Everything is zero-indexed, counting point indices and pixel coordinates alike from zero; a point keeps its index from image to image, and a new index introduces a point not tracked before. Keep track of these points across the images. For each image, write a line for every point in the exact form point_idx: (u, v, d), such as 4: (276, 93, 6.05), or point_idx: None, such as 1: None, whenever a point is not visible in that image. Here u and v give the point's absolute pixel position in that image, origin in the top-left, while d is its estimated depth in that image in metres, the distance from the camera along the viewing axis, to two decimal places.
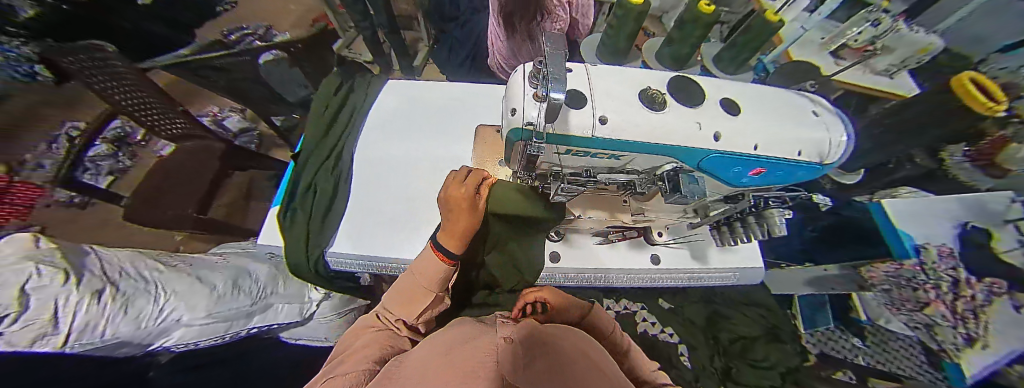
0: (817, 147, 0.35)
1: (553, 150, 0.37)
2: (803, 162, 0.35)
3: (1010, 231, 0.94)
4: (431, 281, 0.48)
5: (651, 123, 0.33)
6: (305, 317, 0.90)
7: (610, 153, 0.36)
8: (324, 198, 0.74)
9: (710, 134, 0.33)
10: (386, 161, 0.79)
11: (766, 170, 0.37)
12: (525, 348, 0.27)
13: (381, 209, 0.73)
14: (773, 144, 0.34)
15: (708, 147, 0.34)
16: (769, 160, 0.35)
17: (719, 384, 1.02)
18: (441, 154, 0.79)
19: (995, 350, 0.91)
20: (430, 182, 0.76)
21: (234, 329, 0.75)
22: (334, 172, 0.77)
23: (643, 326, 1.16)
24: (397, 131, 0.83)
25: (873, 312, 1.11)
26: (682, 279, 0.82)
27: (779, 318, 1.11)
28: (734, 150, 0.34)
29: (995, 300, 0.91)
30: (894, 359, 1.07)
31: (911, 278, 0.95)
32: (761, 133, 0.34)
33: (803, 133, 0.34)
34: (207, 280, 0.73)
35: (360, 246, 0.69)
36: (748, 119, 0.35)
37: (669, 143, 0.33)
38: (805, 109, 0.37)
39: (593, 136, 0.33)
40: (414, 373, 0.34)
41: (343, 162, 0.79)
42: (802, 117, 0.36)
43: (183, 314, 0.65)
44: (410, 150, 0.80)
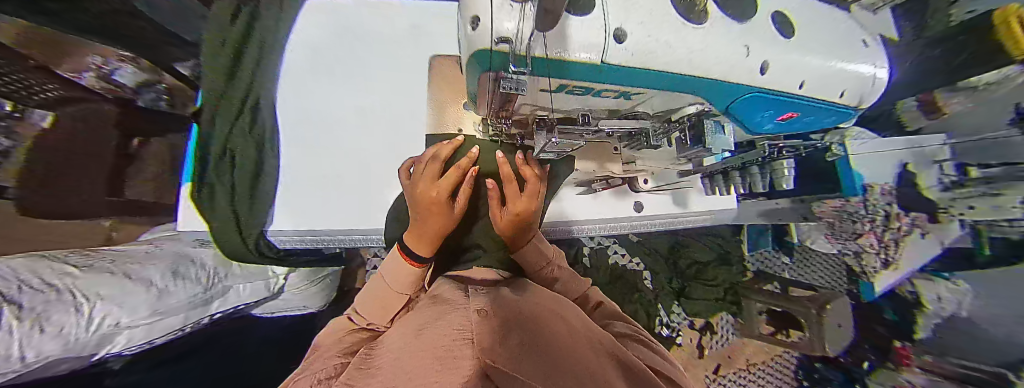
0: (859, 87, 0.30)
1: (541, 86, 0.27)
2: (842, 106, 0.31)
3: (934, 171, 1.00)
4: (405, 281, 0.49)
5: (691, 50, 0.24)
6: (274, 291, 0.85)
7: (620, 91, 0.28)
8: (249, 170, 0.62)
9: (758, 64, 0.26)
10: (326, 122, 0.68)
11: (796, 115, 0.32)
12: (504, 327, 0.27)
13: (328, 179, 0.67)
14: (822, 80, 0.28)
15: (751, 82, 0.26)
16: (807, 102, 0.29)
17: (673, 298, 1.21)
18: (391, 110, 0.69)
19: (903, 269, 1.06)
20: (382, 145, 0.68)
21: (192, 319, 0.68)
22: (255, 135, 0.63)
23: (614, 258, 1.24)
24: (335, 82, 0.69)
25: (804, 235, 1.16)
26: (667, 222, 0.84)
27: (730, 245, 1.26)
28: (778, 88, 0.27)
29: (914, 232, 1.04)
30: (811, 270, 1.30)
31: (856, 213, 0.93)
32: (815, 65, 0.27)
33: (853, 68, 0.29)
34: (138, 277, 0.59)
35: (304, 223, 0.66)
36: (800, 46, 0.27)
37: (704, 75, 0.25)
38: (856, 36, 0.31)
39: (603, 63, 0.23)
40: (389, 360, 0.30)
41: (265, 122, 0.64)
42: (854, 45, 0.30)
43: (121, 318, 0.53)
44: (356, 108, 0.69)
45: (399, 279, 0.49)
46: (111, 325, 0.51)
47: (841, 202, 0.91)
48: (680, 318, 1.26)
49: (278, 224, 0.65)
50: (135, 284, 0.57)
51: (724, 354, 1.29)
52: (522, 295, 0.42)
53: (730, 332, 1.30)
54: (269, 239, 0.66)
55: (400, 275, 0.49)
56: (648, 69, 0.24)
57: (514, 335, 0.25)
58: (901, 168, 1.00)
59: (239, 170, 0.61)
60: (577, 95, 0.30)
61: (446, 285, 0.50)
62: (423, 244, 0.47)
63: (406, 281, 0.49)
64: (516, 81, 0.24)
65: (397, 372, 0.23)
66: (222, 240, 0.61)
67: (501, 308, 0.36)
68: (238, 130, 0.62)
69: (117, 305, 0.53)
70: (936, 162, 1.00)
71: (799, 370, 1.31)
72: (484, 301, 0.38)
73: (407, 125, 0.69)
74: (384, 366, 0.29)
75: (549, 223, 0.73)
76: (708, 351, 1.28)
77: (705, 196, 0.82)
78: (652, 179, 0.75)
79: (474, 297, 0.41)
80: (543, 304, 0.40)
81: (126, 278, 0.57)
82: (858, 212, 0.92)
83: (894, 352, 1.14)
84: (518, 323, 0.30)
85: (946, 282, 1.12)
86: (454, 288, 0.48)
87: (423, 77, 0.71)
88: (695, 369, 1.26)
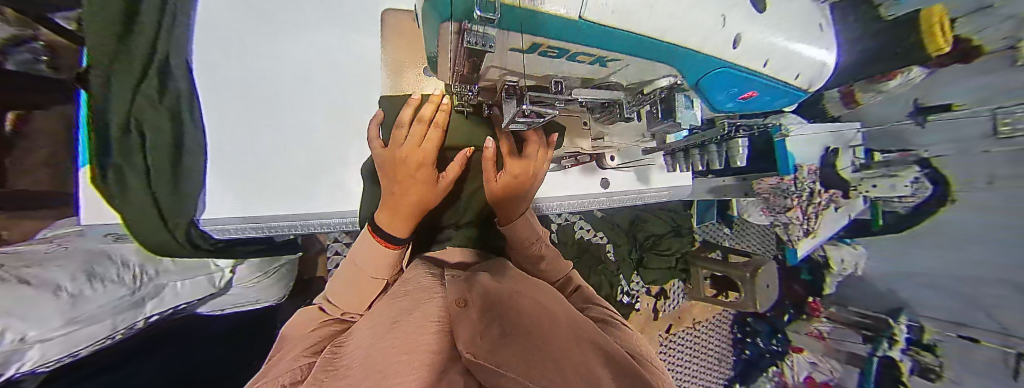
0: (812, 70, 0.28)
1: (508, 46, 0.19)
2: (796, 87, 0.30)
3: (849, 154, 1.14)
4: (382, 265, 0.47)
5: (672, 11, 0.16)
6: (221, 286, 0.77)
7: (596, 57, 0.22)
8: (164, 150, 0.51)
9: (732, 37, 0.20)
10: (255, 92, 0.60)
11: (755, 95, 0.29)
12: (500, 333, 0.27)
13: (266, 157, 0.61)
14: (784, 60, 0.25)
15: (722, 57, 0.21)
16: (769, 82, 0.27)
17: (633, 268, 1.31)
18: (332, 79, 0.64)
19: (818, 236, 1.18)
20: (324, 118, 0.64)
21: (122, 325, 0.59)
22: (168, 107, 0.51)
23: (580, 233, 1.28)
24: (261, 42, 0.60)
25: (742, 209, 1.33)
26: (628, 199, 0.89)
27: (681, 218, 1.38)
28: (747, 64, 0.23)
29: (830, 206, 1.15)
30: (745, 238, 1.51)
31: (786, 190, 1.05)
32: (780, 41, 0.23)
33: (809, 51, 0.26)
34: (40, 282, 0.45)
35: (242, 211, 0.60)
36: (770, 21, 0.22)
37: (684, 47, 0.19)
38: (814, 19, 0.27)
39: (579, 20, 0.14)
40: (358, 360, 0.29)
41: (180, 90, 0.53)
42: (811, 22, 0.26)
43: (28, 331, 0.41)
44: (291, 76, 0.62)
45: (374, 264, 0.46)
46: (16, 340, 0.40)
47: (777, 180, 1.03)
48: (639, 285, 1.36)
49: (213, 210, 0.59)
50: (37, 291, 0.44)
51: (675, 315, 1.44)
52: (500, 280, 0.42)
53: (681, 296, 1.46)
54: (201, 227, 0.59)
55: (372, 259, 0.46)
56: (626, 28, 0.16)
57: (498, 322, 0.30)
58: (826, 151, 1.13)
59: (153, 151, 0.50)
60: (549, 60, 0.23)
61: (419, 270, 0.49)
62: (399, 226, 0.46)
63: (382, 267, 0.47)
64: (480, 32, 0.15)
65: (382, 366, 0.26)
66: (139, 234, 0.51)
67: (477, 290, 0.38)
68: (141, 102, 0.48)
69: (23, 315, 0.41)
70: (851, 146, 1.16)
71: (735, 325, 1.55)
72: (460, 288, 0.39)
73: (352, 98, 0.65)
74: (354, 366, 0.28)
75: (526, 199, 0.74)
76: (661, 313, 1.41)
77: (668, 173, 0.88)
78: (619, 156, 0.76)
79: (452, 286, 0.40)
80: (518, 284, 0.42)
81: (24, 283, 0.43)
82: (788, 188, 1.04)
83: (807, 305, 1.38)
84: (500, 305, 0.33)
85: (848, 246, 1.34)
86: (429, 276, 0.46)
87: (367, 44, 0.66)
88: (651, 330, 1.39)
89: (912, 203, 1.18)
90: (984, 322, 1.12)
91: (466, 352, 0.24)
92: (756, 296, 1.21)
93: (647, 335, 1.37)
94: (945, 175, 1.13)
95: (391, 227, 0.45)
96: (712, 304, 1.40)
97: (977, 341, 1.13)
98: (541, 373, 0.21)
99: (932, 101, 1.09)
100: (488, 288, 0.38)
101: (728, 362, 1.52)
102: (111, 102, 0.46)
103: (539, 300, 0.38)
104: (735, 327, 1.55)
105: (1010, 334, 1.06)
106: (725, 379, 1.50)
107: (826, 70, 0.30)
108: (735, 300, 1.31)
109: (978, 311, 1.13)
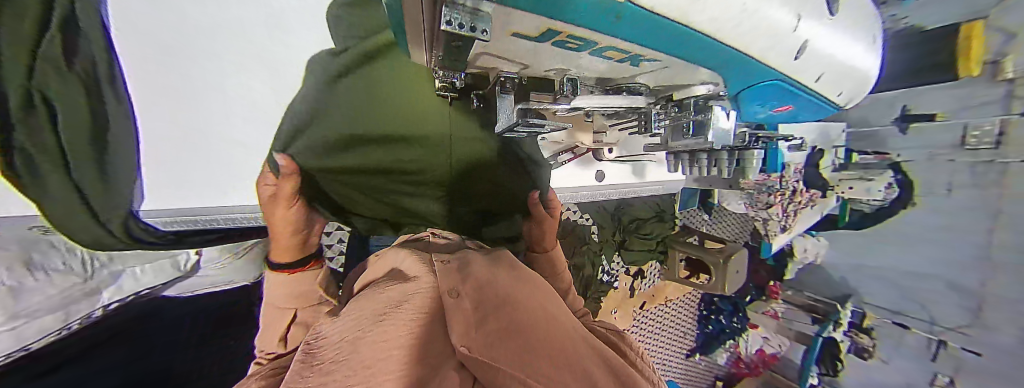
0: (856, 86, 0.26)
1: (513, 28, 0.14)
2: (830, 105, 0.27)
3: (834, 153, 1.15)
4: (287, 294, 0.44)
5: (745, 6, 0.12)
6: (187, 271, 0.68)
7: (633, 53, 0.17)
8: (83, 131, 0.42)
9: (798, 45, 0.16)
10: (196, 69, 0.53)
11: (791, 108, 0.27)
12: (500, 335, 0.25)
13: (217, 145, 0.56)
14: (836, 72, 0.22)
15: (779, 67, 0.18)
16: (812, 97, 0.24)
17: (614, 249, 1.32)
18: (288, 61, 0.60)
19: (791, 231, 1.22)
20: (280, 102, 0.60)
21: (77, 315, 0.53)
22: (78, 76, 0.42)
23: (566, 214, 1.24)
24: (197, 14, 0.51)
25: (722, 198, 1.32)
26: (620, 193, 0.87)
27: (666, 204, 1.39)
28: (798, 79, 0.20)
29: (812, 204, 1.18)
30: (723, 225, 1.54)
31: (771, 187, 1.03)
32: (841, 52, 0.20)
33: (861, 67, 0.23)
34: None
35: (190, 197, 0.55)
36: (839, 25, 0.19)
37: (744, 51, 0.15)
38: (874, 24, 0.24)
39: (624, 3, 0.10)
40: (336, 357, 0.26)
41: (94, 57, 0.43)
42: (872, 29, 0.23)
43: None
44: (240, 54, 0.56)
45: (277, 293, 0.45)
46: None
47: (763, 178, 0.99)
48: (619, 265, 1.38)
49: (155, 199, 0.52)
50: None
51: (650, 293, 1.49)
52: (495, 273, 0.39)
53: (657, 276, 1.50)
54: (144, 220, 0.52)
55: (277, 289, 0.44)
56: (681, 23, 0.12)
57: (495, 314, 0.28)
58: (814, 149, 1.14)
59: (72, 134, 0.41)
60: (571, 50, 0.18)
61: (407, 257, 0.46)
62: (289, 247, 0.48)
63: (296, 296, 0.45)
64: (470, 9, 0.10)
65: (368, 362, 0.22)
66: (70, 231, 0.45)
67: (470, 282, 0.35)
68: (43, 71, 0.38)
69: None
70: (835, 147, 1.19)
71: (701, 304, 1.59)
72: (451, 278, 0.36)
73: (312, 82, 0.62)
74: (341, 361, 0.25)
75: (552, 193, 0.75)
76: (638, 291, 1.45)
77: (667, 170, 0.88)
78: (617, 149, 0.72)
79: (444, 278, 0.37)
80: (514, 276, 0.40)
81: None
82: (773, 186, 1.02)
83: (768, 289, 1.50)
84: (498, 303, 0.31)
85: (814, 238, 1.44)
86: (417, 262, 0.43)
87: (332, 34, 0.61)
88: (626, 307, 1.42)
89: (879, 202, 1.20)
90: (918, 312, 1.26)
91: (461, 347, 0.23)
92: (726, 281, 1.27)
93: (622, 311, 1.41)
94: (911, 178, 1.20)
95: (276, 250, 0.47)
96: (684, 284, 1.47)
97: (908, 329, 1.27)
98: (542, 377, 0.21)
99: (918, 109, 1.15)
100: (479, 280, 0.36)
101: (692, 335, 1.59)
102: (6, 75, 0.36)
103: (536, 294, 0.36)
104: (702, 305, 1.59)
105: (937, 325, 1.21)
106: (688, 350, 1.59)
107: (862, 90, 0.28)
108: (705, 282, 1.37)
109: (915, 303, 1.26)
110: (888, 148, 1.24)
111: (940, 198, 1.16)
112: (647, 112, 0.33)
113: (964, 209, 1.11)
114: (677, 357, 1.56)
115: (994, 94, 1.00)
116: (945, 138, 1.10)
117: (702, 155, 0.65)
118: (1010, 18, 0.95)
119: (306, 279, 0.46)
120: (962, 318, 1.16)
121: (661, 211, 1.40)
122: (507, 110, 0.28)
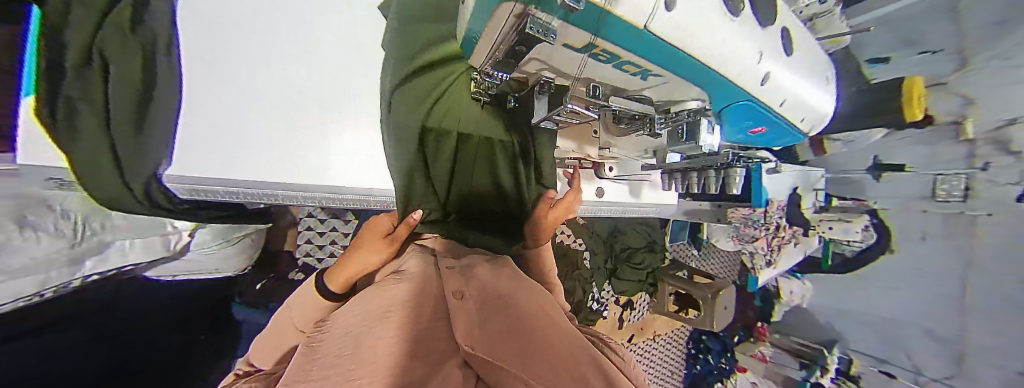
0: (817, 115, 0.31)
1: (563, 41, 0.18)
2: (798, 129, 0.32)
3: (811, 196, 1.22)
4: (316, 318, 0.45)
5: (718, 40, 0.17)
6: (176, 251, 0.66)
7: (644, 69, 0.21)
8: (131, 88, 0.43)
9: (761, 75, 0.21)
10: (240, 47, 0.54)
11: (766, 130, 0.32)
12: (502, 332, 0.28)
13: (243, 121, 0.53)
14: (798, 101, 0.27)
15: (750, 92, 0.22)
16: (780, 121, 0.29)
17: (605, 277, 1.34)
18: (330, 50, 0.62)
19: (777, 265, 1.25)
20: (316, 86, 0.60)
21: (55, 282, 0.50)
22: (140, 42, 0.44)
23: (560, 236, 1.28)
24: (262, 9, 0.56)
25: (710, 233, 1.37)
26: (618, 211, 0.92)
27: (656, 233, 1.42)
28: (767, 103, 0.25)
29: (790, 244, 1.24)
30: (711, 258, 1.58)
31: (756, 221, 1.08)
32: (798, 84, 0.26)
33: (817, 98, 0.29)
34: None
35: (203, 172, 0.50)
36: (792, 63, 0.24)
37: (723, 75, 0.19)
38: (822, 70, 0.30)
39: (643, 30, 0.14)
40: (346, 343, 0.28)
41: (157, 25, 0.46)
42: (821, 70, 0.29)
43: None
44: (291, 43, 0.58)
45: (307, 314, 0.45)
46: None
47: (750, 210, 1.06)
48: (609, 294, 1.40)
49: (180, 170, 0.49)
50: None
51: (638, 326, 1.48)
52: (496, 276, 0.42)
53: (646, 307, 1.50)
54: (166, 184, 0.49)
55: (297, 311, 0.45)
56: (680, 49, 0.16)
57: (496, 317, 0.31)
58: (794, 191, 1.20)
59: (122, 89, 0.42)
60: (600, 63, 0.22)
61: (412, 258, 0.47)
62: (345, 281, 0.46)
63: (304, 321, 0.45)
64: (543, 24, 0.15)
65: (373, 357, 0.24)
66: (89, 185, 0.42)
67: (473, 284, 0.38)
68: (108, 32, 0.41)
69: None
70: (813, 190, 1.25)
71: (690, 341, 1.61)
72: (455, 279, 0.39)
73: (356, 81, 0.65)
74: (347, 355, 0.26)
75: None
76: (627, 323, 1.45)
77: (660, 191, 0.93)
78: (617, 168, 0.79)
79: (450, 278, 0.39)
80: (512, 278, 0.43)
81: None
82: (757, 220, 1.07)
83: (756, 329, 1.54)
84: (498, 302, 0.33)
85: (799, 281, 1.49)
86: (421, 262, 0.45)
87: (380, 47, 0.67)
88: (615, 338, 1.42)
89: (857, 246, 1.32)
90: (902, 361, 1.29)
91: (464, 345, 0.27)
92: (715, 317, 1.28)
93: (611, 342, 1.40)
94: (888, 225, 1.27)
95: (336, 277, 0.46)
96: (673, 318, 1.48)
97: (894, 378, 1.31)
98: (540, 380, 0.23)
99: (889, 160, 1.23)
100: (482, 282, 0.39)
101: (680, 374, 1.58)
102: (68, 38, 0.38)
103: (533, 296, 0.38)
104: (690, 343, 1.61)
105: (923, 375, 1.24)
106: None
107: (827, 114, 0.32)
108: (694, 317, 1.38)
109: (901, 353, 1.29)
110: (866, 196, 1.30)
111: (913, 244, 1.23)
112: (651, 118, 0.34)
113: (932, 256, 1.19)
114: None
115: (957, 152, 1.10)
116: (915, 192, 1.20)
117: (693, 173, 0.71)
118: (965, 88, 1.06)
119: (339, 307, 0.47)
120: (946, 369, 1.19)
121: (653, 241, 1.41)
122: (545, 108, 0.34)
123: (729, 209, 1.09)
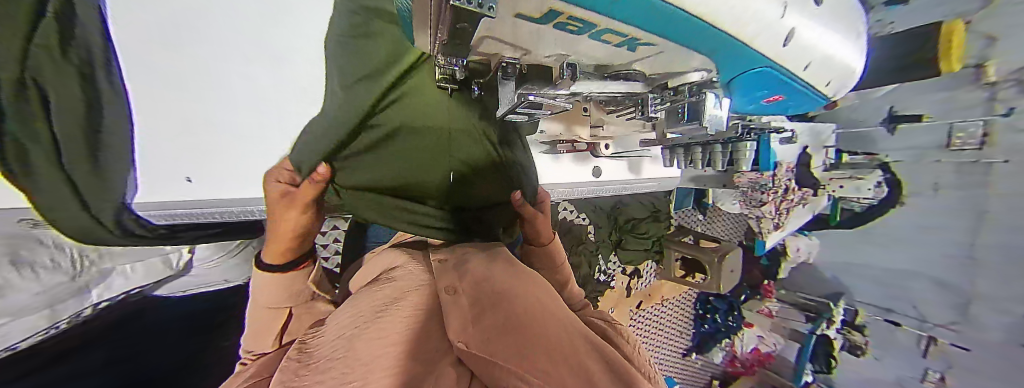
0: (843, 76, 0.27)
1: (526, 9, 0.13)
2: (819, 94, 0.28)
3: (821, 154, 1.17)
4: (281, 294, 0.41)
5: None
6: (179, 269, 0.67)
7: (640, 37, 0.17)
8: (78, 115, 0.44)
9: (785, 33, 0.17)
10: (171, 59, 0.49)
11: (784, 98, 0.28)
12: (502, 327, 0.26)
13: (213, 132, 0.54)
14: (824, 61, 0.23)
15: (771, 53, 0.18)
16: (802, 86, 0.25)
17: (610, 249, 1.33)
18: (279, 49, 0.56)
19: (783, 229, 1.23)
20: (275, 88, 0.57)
21: (65, 313, 0.53)
22: (75, 64, 0.43)
23: (563, 213, 1.26)
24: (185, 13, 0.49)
25: (717, 198, 1.33)
26: (616, 189, 0.88)
27: (660, 202, 1.39)
28: (789, 67, 0.21)
29: (797, 207, 1.20)
30: (717, 223, 1.56)
31: (765, 185, 1.05)
32: (828, 43, 0.21)
33: (847, 61, 0.24)
34: None
35: (178, 190, 0.53)
36: (824, 16, 0.19)
37: (736, 34, 0.15)
38: (855, 23, 0.25)
39: None
40: (336, 348, 0.26)
41: (89, 38, 0.44)
42: (855, 26, 0.25)
43: None
44: (240, 45, 0.53)
45: (271, 294, 0.41)
46: None
47: (756, 175, 1.02)
48: (615, 265, 1.39)
49: (149, 192, 0.51)
50: None
51: (646, 293, 1.50)
52: (492, 271, 0.39)
53: (653, 276, 1.51)
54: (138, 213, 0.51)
55: (266, 287, 0.40)
56: (671, 3, 0.11)
57: (491, 310, 0.29)
58: (804, 150, 1.14)
59: (67, 118, 0.43)
60: (580, 35, 0.18)
61: (403, 257, 0.45)
62: (283, 251, 0.41)
63: (287, 293, 0.41)
64: None
65: (365, 359, 0.23)
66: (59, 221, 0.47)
67: (468, 278, 0.36)
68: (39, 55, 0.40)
69: None
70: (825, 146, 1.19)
71: (697, 303, 1.63)
72: (449, 276, 0.36)
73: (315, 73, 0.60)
74: (338, 357, 0.24)
75: (557, 187, 0.76)
76: (634, 291, 1.47)
77: (662, 165, 0.89)
78: (613, 146, 0.73)
79: (445, 274, 0.37)
80: (509, 271, 0.41)
81: None
82: (766, 184, 1.03)
83: (762, 287, 1.50)
84: (495, 296, 0.31)
85: (805, 237, 1.47)
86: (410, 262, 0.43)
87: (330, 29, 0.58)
88: (623, 306, 1.44)
89: (869, 201, 1.24)
90: (906, 309, 1.29)
91: (459, 343, 0.24)
92: (721, 280, 1.29)
93: (619, 310, 1.43)
94: (898, 177, 1.22)
95: (269, 250, 0.41)
96: (680, 283, 1.49)
97: (898, 325, 1.30)
98: (536, 368, 0.22)
99: (907, 110, 1.16)
100: (477, 274, 0.37)
101: (688, 334, 1.62)
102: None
103: (535, 289, 0.36)
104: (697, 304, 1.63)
105: (927, 322, 1.23)
106: (684, 349, 1.62)
107: (850, 80, 0.28)
108: (701, 281, 1.38)
109: (906, 302, 1.29)
110: (876, 149, 1.26)
111: (926, 198, 1.18)
112: (644, 97, 0.33)
113: (942, 210, 1.15)
114: (673, 356, 1.59)
115: (977, 97, 1.03)
116: (931, 140, 1.14)
117: (698, 149, 0.66)
118: (992, 23, 0.97)
119: (300, 277, 0.42)
120: (952, 314, 1.18)
121: (656, 210, 1.39)
122: (511, 93, 0.30)
123: (734, 174, 1.02)
